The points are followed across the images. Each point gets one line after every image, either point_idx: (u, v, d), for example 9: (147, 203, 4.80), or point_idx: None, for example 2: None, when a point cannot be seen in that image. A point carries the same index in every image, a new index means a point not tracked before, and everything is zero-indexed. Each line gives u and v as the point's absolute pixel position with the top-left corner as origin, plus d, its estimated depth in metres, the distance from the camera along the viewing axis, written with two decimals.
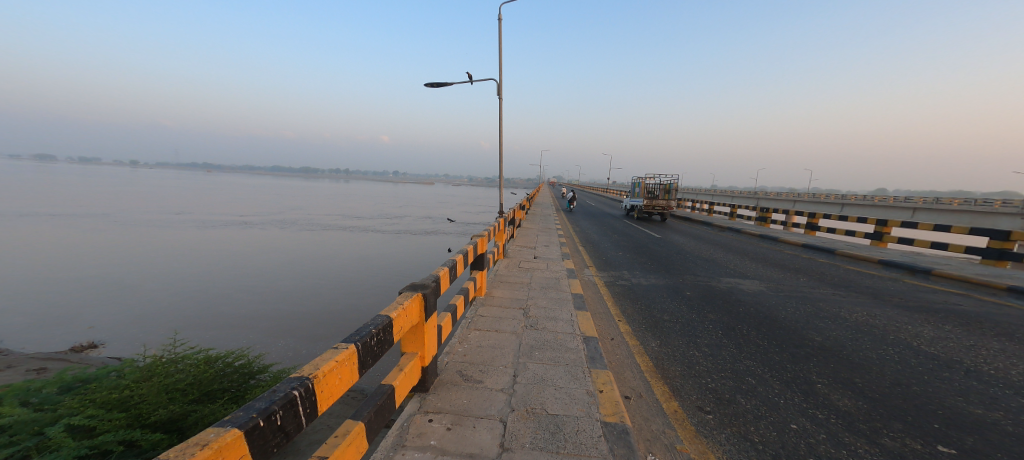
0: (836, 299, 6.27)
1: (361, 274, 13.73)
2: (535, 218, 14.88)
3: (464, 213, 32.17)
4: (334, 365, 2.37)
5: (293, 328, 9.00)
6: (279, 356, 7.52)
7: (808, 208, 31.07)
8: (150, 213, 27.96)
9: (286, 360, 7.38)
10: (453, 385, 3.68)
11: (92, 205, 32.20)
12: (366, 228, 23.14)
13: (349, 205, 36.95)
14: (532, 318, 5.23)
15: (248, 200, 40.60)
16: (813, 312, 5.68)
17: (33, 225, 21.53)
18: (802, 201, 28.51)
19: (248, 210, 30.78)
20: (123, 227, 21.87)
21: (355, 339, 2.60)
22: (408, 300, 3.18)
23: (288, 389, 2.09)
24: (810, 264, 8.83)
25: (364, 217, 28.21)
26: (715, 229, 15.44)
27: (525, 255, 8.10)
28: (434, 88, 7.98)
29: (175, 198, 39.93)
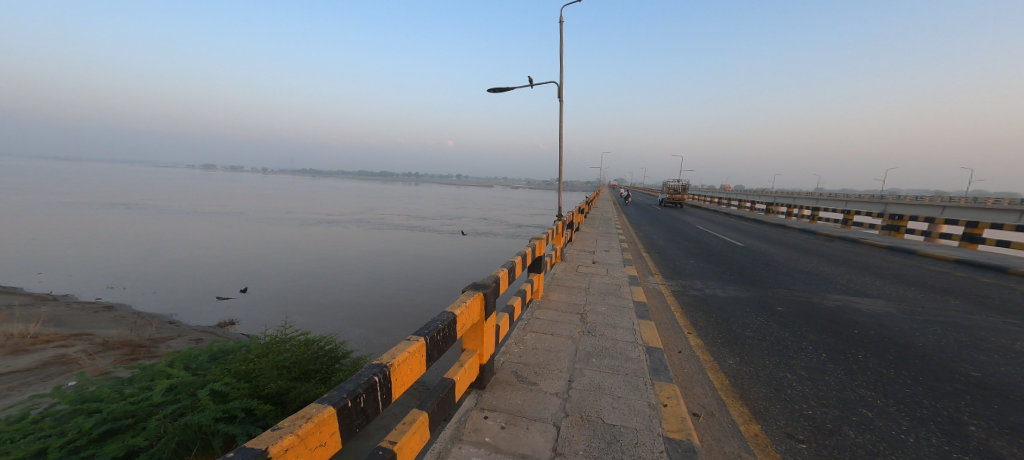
0: (971, 324, 5.33)
1: (428, 271, 14.48)
2: (594, 222, 14.55)
3: (521, 215, 32.48)
4: (407, 356, 2.56)
5: (370, 319, 9.80)
6: (358, 344, 8.25)
7: (955, 215, 26.09)
8: (256, 211, 31.93)
9: (363, 348, 8.09)
10: (508, 385, 3.68)
11: (202, 205, 37.31)
12: (427, 228, 24.30)
13: (414, 206, 39.11)
14: (590, 323, 5.09)
15: (326, 201, 44.61)
16: (942, 339, 4.85)
17: (164, 221, 25.55)
18: (935, 207, 24.22)
19: (328, 210, 33.76)
20: (231, 224, 25.16)
21: (424, 333, 2.77)
22: (471, 298, 3.25)
23: (370, 375, 2.33)
24: (930, 281, 7.58)
25: (427, 218, 29.67)
26: (808, 237, 13.82)
27: (585, 260, 7.97)
28: (497, 93, 8.12)
29: (263, 199, 44.93)
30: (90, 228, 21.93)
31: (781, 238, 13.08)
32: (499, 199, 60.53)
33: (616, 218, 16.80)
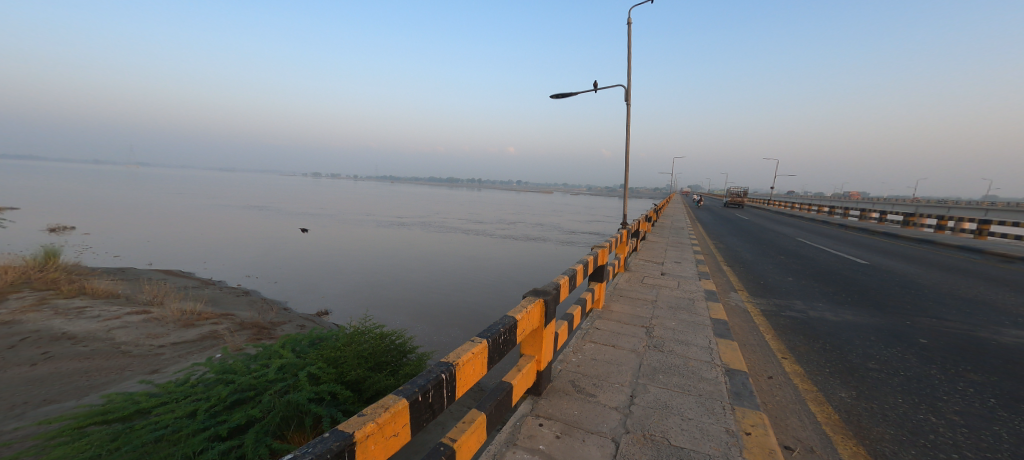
0: None
1: (492, 274, 14.81)
2: (664, 230, 13.90)
3: (580, 221, 32.19)
4: (471, 357, 2.62)
5: (433, 317, 10.30)
6: (423, 340, 8.72)
7: None
8: (337, 213, 35.05)
9: (428, 344, 8.53)
10: (565, 394, 3.37)
11: (292, 206, 41.74)
12: (491, 233, 24.91)
13: (477, 211, 40.39)
14: (657, 338, 4.63)
15: (395, 205, 47.68)
16: None
17: (264, 220, 28.97)
18: None
19: (399, 213, 36.14)
20: (317, 224, 27.84)
21: (487, 335, 2.78)
22: (532, 304, 3.06)
23: (438, 372, 2.43)
24: None
25: (488, 222, 30.49)
26: (935, 252, 11.85)
27: (651, 271, 7.56)
28: (559, 98, 8.14)
29: (342, 202, 49.18)
30: (209, 225, 25.53)
31: (899, 253, 11.33)
32: (560, 205, 60.55)
33: (685, 226, 15.87)
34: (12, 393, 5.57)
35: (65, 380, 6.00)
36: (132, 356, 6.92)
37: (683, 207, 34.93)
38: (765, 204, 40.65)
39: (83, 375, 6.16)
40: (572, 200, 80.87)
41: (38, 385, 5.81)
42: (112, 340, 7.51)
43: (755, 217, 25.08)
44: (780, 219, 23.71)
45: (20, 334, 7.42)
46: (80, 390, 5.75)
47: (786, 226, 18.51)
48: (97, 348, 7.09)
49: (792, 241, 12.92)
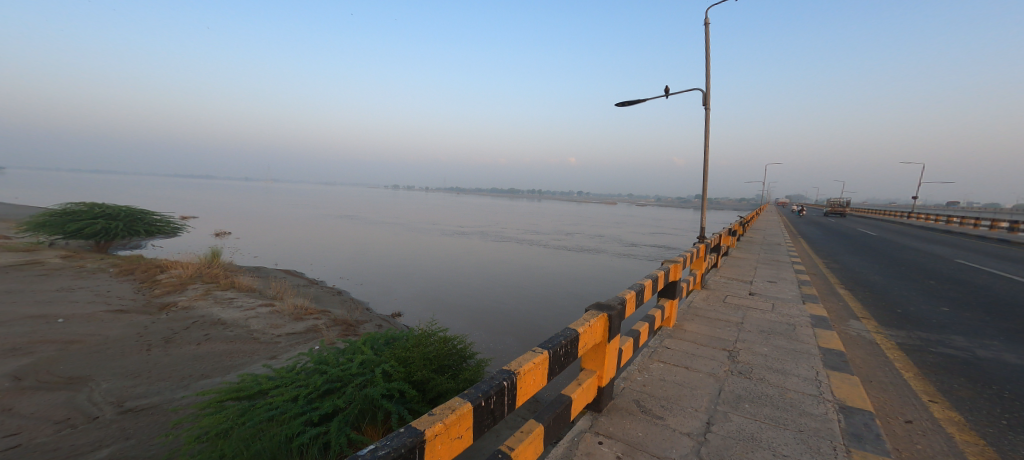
0: None
1: (565, 287, 14.44)
2: (756, 246, 12.60)
3: (632, 233, 30.71)
4: (531, 367, 2.59)
5: (491, 323, 10.46)
6: (483, 347, 8.87)
7: None
8: (421, 223, 36.94)
9: (487, 351, 8.66)
10: (628, 414, 3.11)
11: (383, 215, 45.11)
12: (565, 243, 24.65)
13: (553, 222, 40.27)
14: (742, 364, 3.94)
15: (474, 215, 49.42)
16: None
17: (355, 228, 31.38)
18: None
19: (476, 222, 37.16)
20: (401, 232, 29.54)
21: (548, 346, 2.73)
22: (594, 318, 2.93)
23: (500, 379, 2.44)
24: None
25: (536, 232, 30.22)
26: None
27: (738, 291, 6.74)
28: (624, 106, 7.88)
29: (427, 212, 52.14)
30: (310, 231, 28.31)
31: None
32: (635, 216, 58.44)
33: (785, 242, 14.20)
34: (179, 367, 6.66)
35: (215, 358, 7.03)
36: (260, 342, 7.88)
37: (779, 219, 31.67)
38: (889, 217, 35.57)
39: (228, 356, 7.18)
40: (645, 212, 77.89)
41: (198, 361, 6.89)
42: (247, 327, 8.66)
43: (882, 230, 21.73)
44: (910, 234, 20.19)
45: (192, 318, 8.93)
46: (224, 369, 6.69)
47: (922, 243, 15.62)
48: (233, 334, 8.21)
49: (933, 263, 10.75)
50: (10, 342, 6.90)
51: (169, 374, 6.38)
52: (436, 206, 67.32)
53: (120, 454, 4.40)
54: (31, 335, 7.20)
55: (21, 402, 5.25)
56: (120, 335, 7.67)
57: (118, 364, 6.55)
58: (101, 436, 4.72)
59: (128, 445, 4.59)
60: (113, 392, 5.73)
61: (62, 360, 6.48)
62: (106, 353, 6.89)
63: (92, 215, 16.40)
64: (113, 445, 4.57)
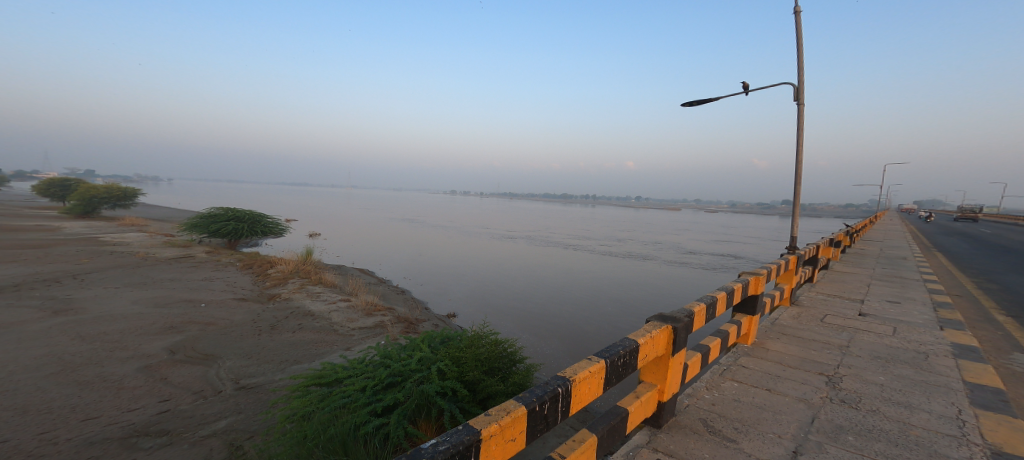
0: None
1: (641, 295, 13.75)
2: (864, 260, 11.26)
3: (713, 242, 29.46)
4: (587, 375, 2.50)
5: (538, 327, 10.41)
6: (531, 352, 8.81)
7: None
8: (494, 227, 37.58)
9: (536, 356, 8.57)
10: (692, 433, 2.90)
11: (455, 219, 46.69)
12: (640, 249, 23.94)
13: (625, 228, 39.30)
14: (846, 391, 3.44)
15: (542, 220, 49.62)
16: None
17: (431, 232, 32.65)
18: None
19: (552, 228, 36.94)
20: (475, 236, 30.25)
21: (605, 355, 2.64)
22: (656, 330, 2.78)
23: (554, 385, 2.38)
24: None
25: (617, 239, 29.70)
26: None
27: (843, 311, 5.89)
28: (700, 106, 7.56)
29: (494, 217, 53.13)
30: (390, 234, 29.89)
31: None
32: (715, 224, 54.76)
33: (907, 257, 12.48)
34: (278, 351, 7.36)
35: (305, 346, 7.65)
36: (339, 334, 8.40)
37: (895, 228, 28.11)
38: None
39: (315, 344, 7.78)
40: (716, 218, 73.81)
41: (292, 348, 7.56)
42: (330, 319, 9.31)
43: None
44: None
45: (288, 308, 9.87)
46: (311, 356, 7.22)
47: None
48: (316, 325, 8.85)
49: None
50: (166, 322, 8.27)
51: (272, 357, 7.09)
52: (511, 212, 68.21)
53: (233, 426, 4.92)
54: (184, 317, 8.63)
55: (171, 372, 6.20)
56: (241, 320, 8.77)
57: (239, 346, 7.49)
58: (223, 408, 5.34)
59: (239, 418, 5.13)
60: (232, 370, 6.53)
61: (200, 339, 7.57)
62: (231, 335, 7.92)
63: (229, 216, 18.41)
64: (229, 417, 5.14)
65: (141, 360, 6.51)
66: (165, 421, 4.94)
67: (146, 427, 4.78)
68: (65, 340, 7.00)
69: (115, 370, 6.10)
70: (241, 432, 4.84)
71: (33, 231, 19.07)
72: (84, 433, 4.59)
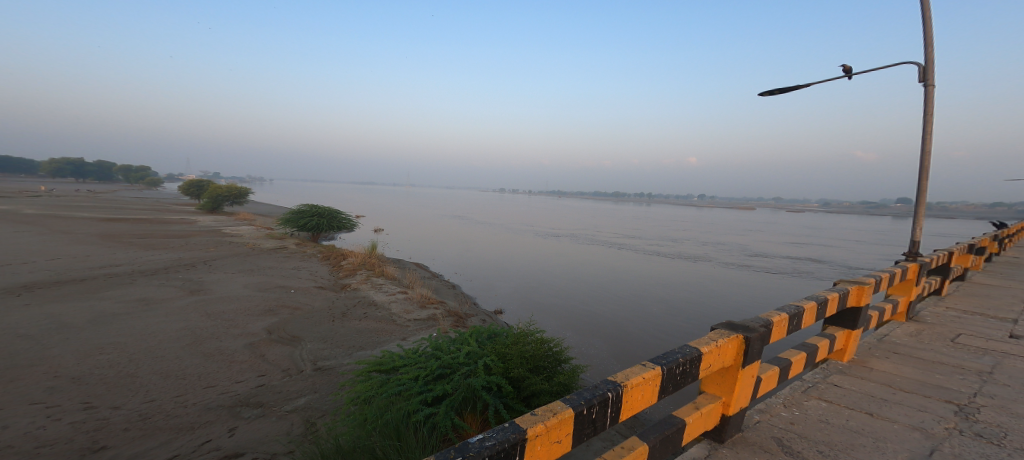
0: None
1: (718, 299, 12.90)
2: (1008, 273, 9.65)
3: (797, 244, 26.98)
4: (640, 381, 2.38)
5: (584, 328, 10.20)
6: (577, 353, 8.61)
7: None
8: (568, 225, 37.22)
9: (581, 358, 8.36)
10: (761, 451, 2.67)
11: (527, 217, 46.79)
12: (724, 252, 22.61)
13: (706, 230, 37.25)
14: (982, 424, 2.94)
15: (613, 219, 48.21)
16: None
17: (505, 229, 32.89)
18: None
19: (627, 228, 35.96)
20: (550, 234, 30.13)
21: (661, 362, 2.49)
22: (724, 339, 2.58)
23: (604, 390, 2.27)
24: None
25: (700, 240, 28.23)
26: None
27: (985, 332, 5.11)
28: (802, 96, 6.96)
29: (563, 215, 52.72)
30: (464, 231, 30.44)
31: None
32: (803, 224, 49.96)
33: None
34: (347, 337, 7.80)
35: (368, 334, 8.00)
36: (397, 325, 8.69)
37: None
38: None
39: (376, 333, 8.10)
40: (798, 219, 68.04)
41: (357, 335, 7.94)
42: (390, 310, 9.68)
43: None
44: None
45: (353, 297, 10.40)
46: (374, 343, 7.54)
47: None
48: (377, 315, 9.25)
49: None
50: (266, 304, 9.16)
51: (343, 342, 7.50)
52: (578, 211, 67.26)
53: (310, 404, 5.32)
54: (278, 300, 9.47)
55: (269, 350, 6.88)
56: (321, 305, 9.42)
57: (318, 330, 8.03)
58: (303, 387, 5.78)
59: (315, 397, 5.52)
60: (312, 352, 7.01)
61: (290, 321, 8.28)
62: (312, 319, 8.52)
63: (312, 212, 19.64)
64: (307, 395, 5.55)
65: (247, 337, 7.31)
66: (262, 393, 5.52)
67: (247, 398, 5.37)
68: (198, 316, 8.10)
69: (228, 345, 6.95)
70: (315, 410, 5.22)
71: (177, 223, 22.40)
72: (204, 398, 5.29)
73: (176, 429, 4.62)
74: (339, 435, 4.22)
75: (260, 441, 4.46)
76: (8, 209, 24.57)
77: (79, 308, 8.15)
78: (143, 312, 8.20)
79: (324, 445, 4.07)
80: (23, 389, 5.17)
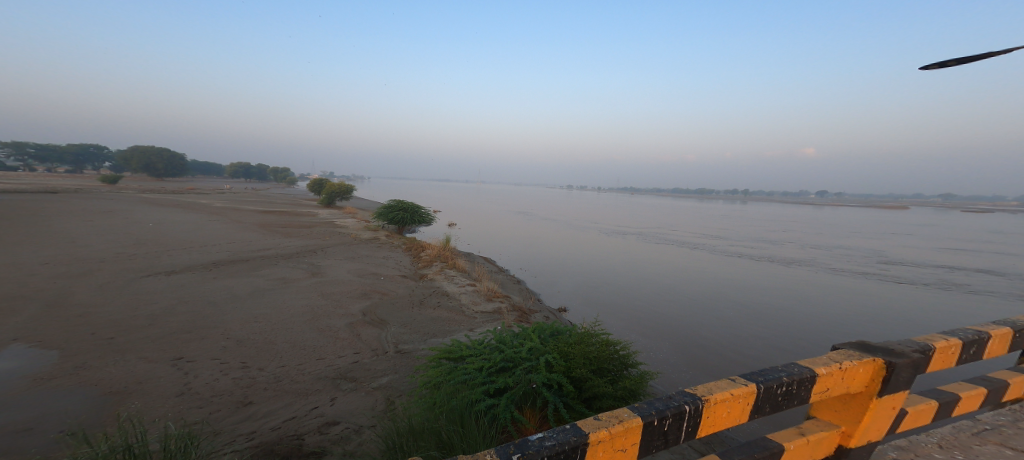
0: None
1: (832, 309, 11.42)
2: None
3: (953, 253, 22.50)
4: (728, 397, 2.12)
5: (665, 332, 9.57)
6: (649, 359, 8.09)
7: None
8: (663, 224, 35.19)
9: (654, 365, 7.84)
10: None
11: (618, 215, 45.02)
12: (853, 258, 19.69)
13: (828, 232, 32.81)
14: None
15: (713, 219, 44.42)
16: None
17: (596, 227, 31.93)
18: None
19: (730, 228, 33.10)
20: (644, 233, 28.76)
21: (758, 379, 2.19)
22: (853, 362, 2.16)
23: (681, 401, 2.08)
24: None
25: (822, 243, 24.96)
26: None
27: None
28: None
29: (657, 213, 49.90)
30: (552, 228, 30.05)
31: None
32: (944, 226, 42.48)
33: None
34: (424, 324, 8.07)
35: (440, 323, 8.20)
36: (466, 316, 8.82)
37: None
38: None
39: (448, 322, 8.28)
40: (937, 222, 57.65)
41: (431, 322, 8.18)
42: (460, 301, 9.88)
43: None
44: None
45: (428, 287, 10.77)
46: (445, 332, 7.71)
47: None
48: (448, 304, 9.49)
49: None
50: (361, 287, 9.85)
51: (420, 329, 7.77)
52: (671, 211, 63.55)
53: (391, 384, 5.55)
54: (371, 285, 10.15)
55: (363, 330, 7.34)
56: (403, 293, 9.90)
57: (401, 315, 8.42)
58: (388, 366, 6.07)
59: (396, 377, 5.76)
60: (394, 335, 7.34)
61: (379, 305, 8.79)
62: (396, 305, 8.96)
63: (400, 206, 20.75)
64: (390, 375, 5.81)
65: (348, 317, 7.88)
66: (356, 369, 5.88)
67: (346, 372, 5.76)
68: (315, 294, 8.95)
69: (336, 322, 7.55)
70: (395, 389, 5.43)
71: (302, 215, 25.27)
72: (318, 369, 5.78)
73: (298, 394, 5.08)
74: (412, 416, 4.30)
75: (352, 413, 4.73)
76: (181, 200, 29.80)
77: (242, 282, 9.44)
78: (282, 288, 9.24)
79: (398, 423, 4.17)
80: (205, 346, 6.19)
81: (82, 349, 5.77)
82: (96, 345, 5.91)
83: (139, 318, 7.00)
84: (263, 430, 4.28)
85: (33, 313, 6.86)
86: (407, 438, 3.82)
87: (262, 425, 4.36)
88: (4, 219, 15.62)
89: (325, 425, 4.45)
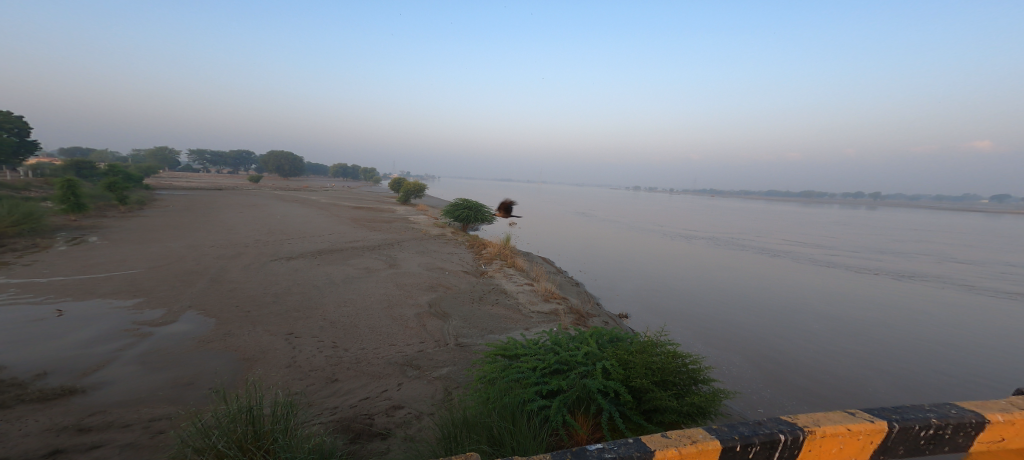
0: None
1: (956, 333, 9.84)
2: None
3: None
4: (842, 432, 1.84)
5: (754, 348, 8.73)
6: (730, 376, 7.43)
7: None
8: (749, 229, 32.53)
9: (742, 383, 7.20)
10: None
11: (697, 219, 42.46)
12: (994, 276, 16.70)
13: (957, 243, 28.20)
14: None
15: (809, 225, 40.15)
16: None
17: (673, 231, 30.29)
18: None
19: (829, 236, 29.80)
20: (727, 238, 26.79)
21: (890, 417, 1.89)
22: None
23: (774, 430, 1.83)
24: None
25: (950, 257, 21.51)
26: None
27: None
28: None
29: (741, 218, 46.28)
30: (627, 232, 29.00)
31: None
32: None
33: None
34: (483, 319, 8.11)
35: (498, 320, 8.18)
36: (523, 315, 8.73)
37: None
38: None
39: (506, 320, 8.25)
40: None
41: (489, 319, 8.20)
42: (517, 300, 9.84)
43: None
44: None
45: (488, 284, 10.85)
46: (502, 329, 7.67)
47: None
48: (506, 302, 9.49)
49: None
50: (427, 280, 10.17)
51: (479, 324, 7.81)
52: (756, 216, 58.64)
53: (451, 375, 5.60)
54: (437, 279, 10.44)
55: (428, 321, 7.53)
56: (464, 288, 10.06)
57: (462, 309, 8.55)
58: (450, 358, 6.15)
59: (456, 370, 5.80)
60: (454, 328, 7.45)
61: (444, 299, 9.00)
62: (458, 299, 9.12)
63: (466, 205, 21.27)
64: (450, 367, 5.86)
65: (416, 307, 8.16)
66: (420, 358, 6.02)
67: (410, 360, 5.91)
68: (390, 284, 9.38)
69: (404, 311, 7.85)
70: (453, 380, 5.48)
71: (383, 211, 26.84)
72: (387, 354, 5.99)
73: (370, 376, 5.30)
74: (467, 408, 4.28)
75: (415, 399, 4.83)
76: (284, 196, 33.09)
77: (337, 269, 10.15)
78: (367, 277, 9.80)
79: (454, 413, 4.14)
80: (309, 324, 6.70)
81: (229, 319, 6.52)
82: (238, 316, 6.65)
83: (268, 295, 7.78)
84: (342, 406, 4.50)
85: (200, 285, 7.92)
86: (463, 430, 3.79)
87: (341, 402, 4.59)
88: (160, 209, 18.47)
89: (389, 408, 4.57)
